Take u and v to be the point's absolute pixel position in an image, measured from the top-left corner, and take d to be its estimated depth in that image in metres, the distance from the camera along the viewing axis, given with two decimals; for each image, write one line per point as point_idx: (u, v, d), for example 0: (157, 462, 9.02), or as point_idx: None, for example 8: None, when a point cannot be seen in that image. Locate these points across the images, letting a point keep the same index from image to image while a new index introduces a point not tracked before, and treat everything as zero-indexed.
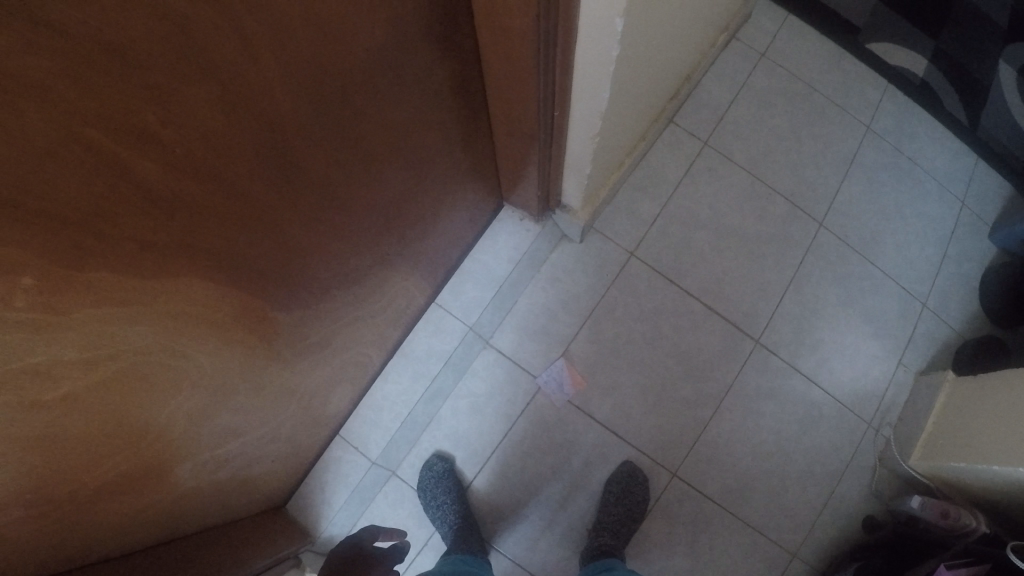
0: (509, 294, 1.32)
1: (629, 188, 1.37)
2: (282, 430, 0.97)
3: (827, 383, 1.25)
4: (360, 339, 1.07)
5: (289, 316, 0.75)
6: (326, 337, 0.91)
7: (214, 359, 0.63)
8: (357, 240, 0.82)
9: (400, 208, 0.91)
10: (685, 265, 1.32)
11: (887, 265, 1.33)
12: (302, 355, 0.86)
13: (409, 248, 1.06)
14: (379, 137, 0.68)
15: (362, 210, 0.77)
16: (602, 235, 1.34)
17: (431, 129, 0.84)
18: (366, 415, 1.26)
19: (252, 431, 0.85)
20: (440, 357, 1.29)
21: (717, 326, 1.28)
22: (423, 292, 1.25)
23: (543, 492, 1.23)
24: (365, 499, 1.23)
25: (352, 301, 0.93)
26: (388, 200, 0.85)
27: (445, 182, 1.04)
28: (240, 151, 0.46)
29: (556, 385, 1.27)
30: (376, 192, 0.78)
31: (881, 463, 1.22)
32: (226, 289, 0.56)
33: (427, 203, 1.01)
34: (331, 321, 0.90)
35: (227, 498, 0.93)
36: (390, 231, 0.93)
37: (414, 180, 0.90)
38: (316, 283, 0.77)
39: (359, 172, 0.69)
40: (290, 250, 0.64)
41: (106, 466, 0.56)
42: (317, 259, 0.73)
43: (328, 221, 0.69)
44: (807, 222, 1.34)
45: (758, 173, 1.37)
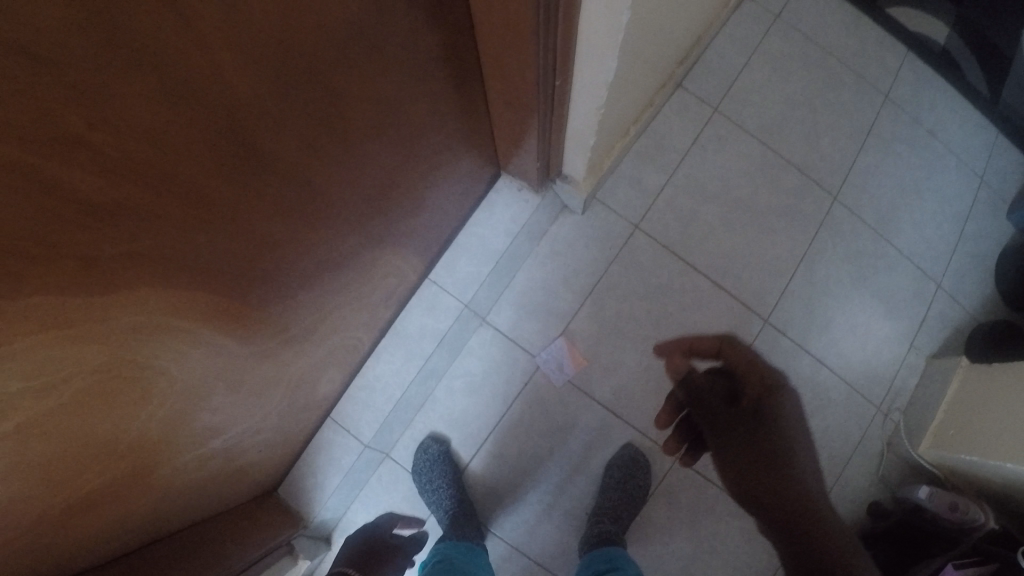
0: (506, 270, 1.27)
1: (634, 157, 1.30)
2: (272, 418, 0.94)
3: (835, 365, 1.17)
4: (351, 320, 1.02)
5: (269, 308, 0.69)
6: (312, 323, 0.86)
7: (184, 365, 0.58)
8: (340, 222, 0.75)
9: (387, 187, 0.85)
10: (691, 238, 1.25)
11: (903, 244, 1.25)
12: (285, 344, 0.81)
13: (399, 226, 0.99)
14: (359, 114, 0.61)
15: (344, 191, 0.71)
16: (605, 206, 1.28)
17: (420, 101, 0.77)
18: (357, 397, 1.22)
19: (239, 422, 0.81)
20: (434, 337, 1.25)
21: (724, 305, 1.21)
22: (415, 269, 1.19)
23: (542, 475, 1.20)
24: (358, 483, 1.20)
25: (339, 284, 0.88)
26: (372, 180, 0.78)
27: (437, 154, 0.96)
28: (195, 143, 0.40)
29: (555, 365, 1.23)
30: (359, 170, 0.72)
31: (888, 449, 1.13)
32: (196, 290, 0.51)
33: (417, 178, 0.95)
34: (317, 306, 0.84)
35: (218, 490, 0.90)
36: (378, 210, 0.87)
37: (402, 156, 0.83)
38: (297, 271, 0.71)
39: (339, 152, 0.63)
40: (264, 241, 0.58)
41: (78, 484, 0.52)
42: (297, 247, 0.67)
43: (306, 207, 0.63)
44: (821, 195, 1.27)
45: (771, 143, 1.30)
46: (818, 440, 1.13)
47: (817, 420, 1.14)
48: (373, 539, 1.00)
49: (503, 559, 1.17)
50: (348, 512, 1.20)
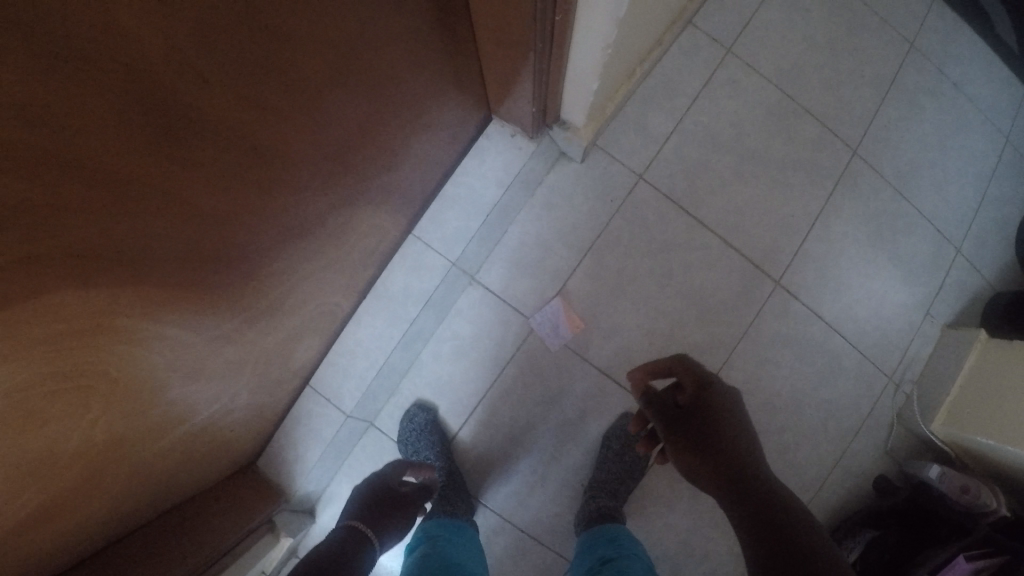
0: (497, 224, 1.17)
1: (639, 102, 1.18)
2: (253, 390, 0.88)
3: (849, 332, 1.11)
4: (328, 285, 0.93)
5: (238, 291, 0.64)
6: (286, 297, 0.79)
7: (132, 364, 0.50)
8: (314, 194, 0.68)
9: (363, 142, 0.74)
10: (700, 193, 1.15)
11: (924, 205, 1.17)
12: (255, 323, 0.73)
13: (381, 189, 0.91)
14: (321, 79, 0.54)
15: (316, 164, 0.64)
16: (607, 154, 1.17)
17: (396, 58, 0.68)
18: (337, 363, 1.15)
19: (210, 404, 0.74)
20: (419, 299, 1.16)
21: (735, 264, 1.13)
22: (398, 225, 1.09)
23: (535, 443, 1.15)
24: (342, 451, 1.16)
25: (317, 257, 0.81)
26: (346, 135, 0.68)
27: (419, 109, 0.87)
28: (121, 130, 0.34)
29: (552, 328, 1.15)
30: (331, 141, 0.65)
31: (898, 420, 1.10)
32: (151, 288, 0.46)
33: (398, 140, 0.87)
34: (292, 281, 0.77)
35: (190, 476, 0.84)
36: (358, 177, 0.79)
37: (380, 119, 0.75)
38: (268, 252, 0.65)
39: (302, 122, 0.56)
40: (226, 227, 0.52)
41: (17, 508, 0.45)
42: (266, 228, 0.61)
43: (271, 185, 0.56)
44: (840, 148, 1.17)
45: (788, 90, 1.19)
46: (821, 409, 1.09)
47: (822, 390, 1.10)
48: (380, 493, 0.92)
49: (494, 531, 1.13)
50: (331, 483, 1.17)
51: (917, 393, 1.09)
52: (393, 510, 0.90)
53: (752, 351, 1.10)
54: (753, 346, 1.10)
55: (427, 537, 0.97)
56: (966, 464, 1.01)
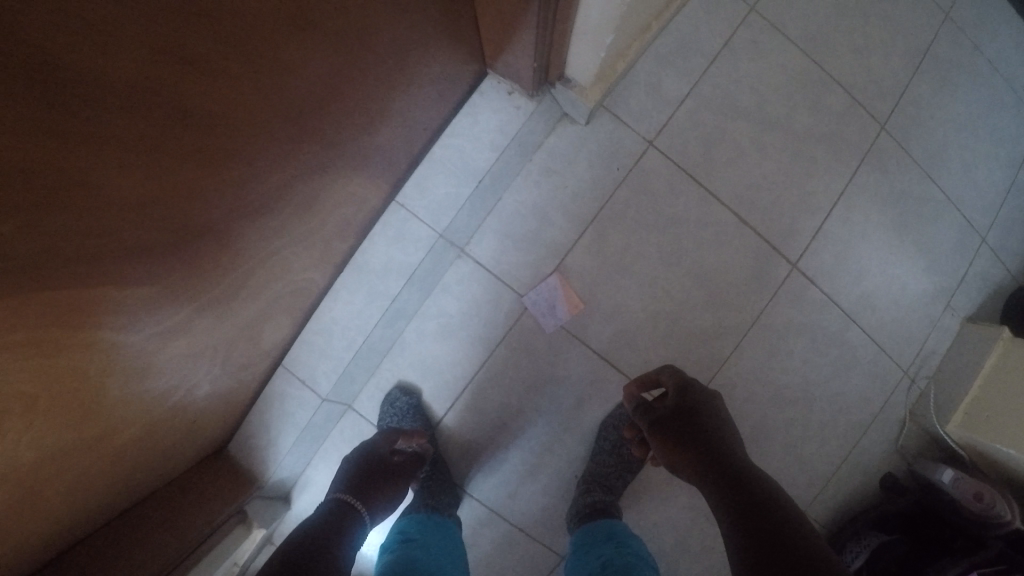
0: (491, 192, 1.05)
1: (652, 60, 1.06)
2: (200, 372, 0.81)
3: (865, 322, 1.04)
4: (291, 262, 0.88)
5: (190, 267, 0.64)
6: (248, 273, 0.78)
7: (63, 354, 0.50)
8: (269, 170, 0.67)
9: (325, 107, 0.70)
10: (715, 163, 1.05)
11: (952, 189, 1.09)
12: (204, 311, 0.73)
13: (360, 168, 0.89)
14: (254, 52, 0.53)
15: (268, 140, 0.63)
16: (614, 116, 1.06)
17: (357, 30, 0.66)
18: (312, 342, 1.08)
19: (146, 394, 0.69)
20: (402, 273, 1.06)
21: (751, 244, 1.04)
22: (376, 192, 0.99)
23: (524, 431, 1.07)
24: (318, 437, 1.11)
25: (285, 232, 0.80)
26: (302, 104, 0.65)
27: (397, 82, 0.82)
28: (24, 132, 0.35)
29: (547, 308, 1.06)
30: (284, 115, 0.64)
31: (910, 417, 1.05)
32: (75, 267, 0.46)
33: (377, 117, 0.84)
34: (253, 257, 0.77)
35: (139, 473, 0.79)
36: (326, 154, 0.77)
37: (348, 96, 0.73)
38: (221, 228, 0.65)
39: (240, 97, 0.55)
40: (160, 205, 0.53)
41: None
42: (214, 204, 0.61)
43: (212, 161, 0.56)
44: (867, 122, 1.08)
45: (814, 55, 1.08)
46: (830, 402, 1.04)
47: (831, 383, 1.04)
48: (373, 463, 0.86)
49: (481, 521, 1.07)
50: (307, 468, 1.13)
51: (931, 388, 1.05)
52: (385, 482, 0.85)
53: (762, 340, 1.03)
54: (763, 334, 1.03)
55: (403, 541, 0.87)
56: (979, 467, 0.98)
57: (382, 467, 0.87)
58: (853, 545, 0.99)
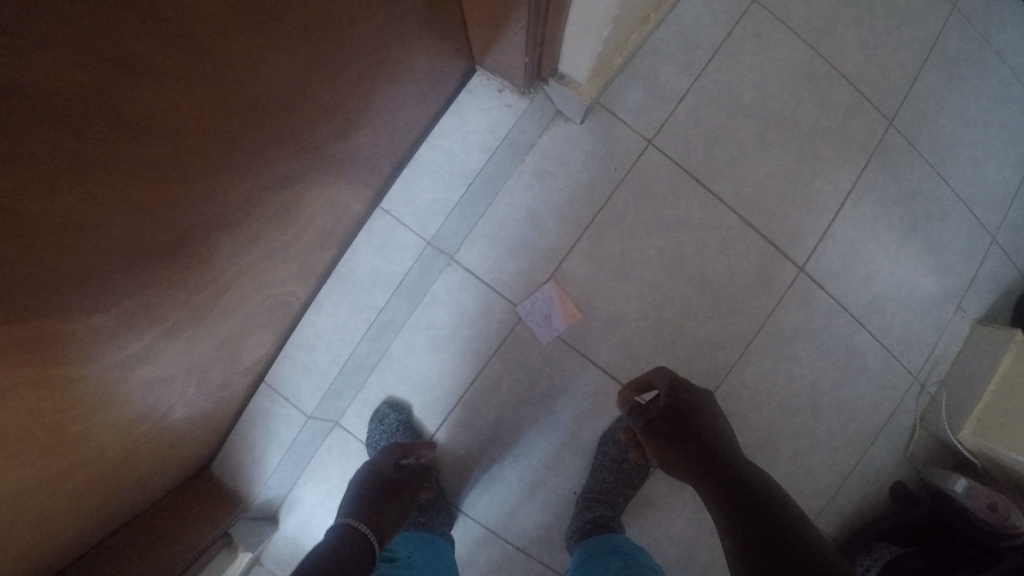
0: (481, 196, 1.00)
1: (650, 56, 1.01)
2: (170, 396, 0.75)
3: (875, 326, 1.00)
4: (266, 278, 0.82)
5: (151, 289, 0.59)
6: (221, 288, 0.72)
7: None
8: (239, 181, 0.62)
9: (296, 112, 0.65)
10: (718, 162, 1.00)
11: (961, 187, 1.05)
12: (172, 333, 0.67)
13: (341, 170, 0.82)
14: (208, 51, 0.46)
15: (231, 145, 0.57)
16: (611, 113, 1.00)
17: (329, 23, 0.59)
18: (295, 357, 1.03)
19: (102, 425, 0.63)
20: (388, 283, 1.00)
21: (756, 246, 0.99)
22: (359, 199, 0.93)
23: (521, 446, 1.02)
24: (305, 455, 1.05)
25: (260, 243, 0.74)
26: (270, 110, 0.60)
27: (378, 77, 0.76)
28: None
29: (543, 318, 1.00)
30: (248, 117, 0.57)
31: (921, 423, 1.02)
32: (9, 306, 0.41)
33: (357, 115, 0.77)
34: (227, 271, 0.71)
35: (100, 505, 0.73)
36: (301, 160, 0.72)
37: (322, 93, 0.67)
38: (186, 243, 0.60)
39: (194, 101, 0.49)
40: (116, 227, 0.48)
41: None
42: (174, 219, 0.55)
43: (168, 173, 0.50)
44: (874, 118, 1.03)
45: (819, 48, 1.04)
46: (838, 410, 1.00)
47: (840, 390, 1.00)
48: (377, 487, 0.82)
49: (476, 541, 1.02)
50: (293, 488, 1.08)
51: (942, 393, 1.01)
52: (390, 503, 0.81)
53: (769, 346, 0.99)
54: (769, 341, 0.99)
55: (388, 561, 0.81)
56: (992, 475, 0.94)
57: (386, 488, 0.83)
58: (865, 556, 0.96)
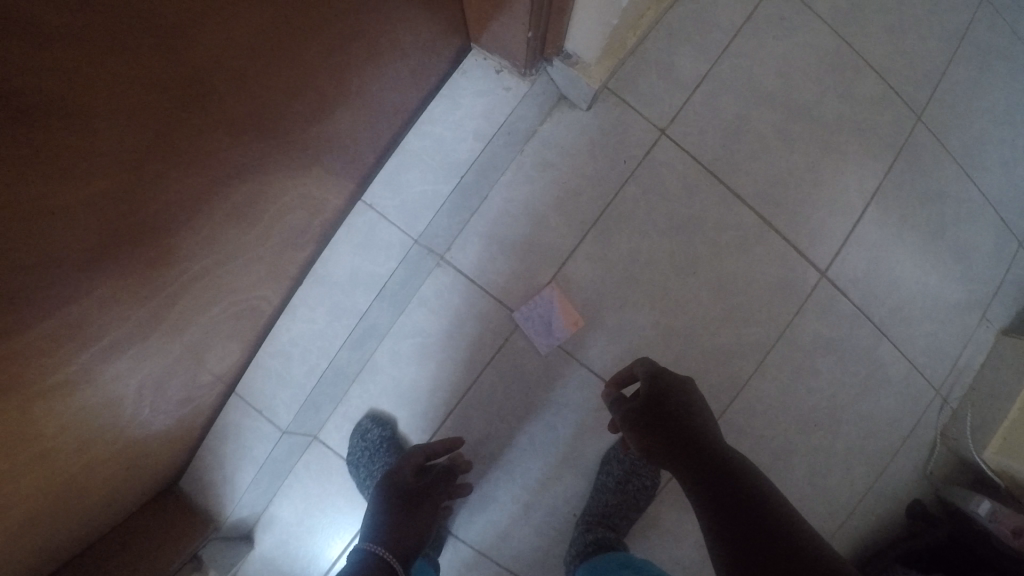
0: (475, 190, 0.89)
1: (663, 38, 0.91)
2: (116, 420, 0.65)
3: (897, 336, 0.94)
4: (232, 281, 0.72)
5: (75, 300, 0.49)
6: (171, 296, 0.62)
7: None
8: (193, 170, 0.54)
9: (254, 87, 0.55)
10: (737, 157, 0.91)
11: (989, 189, 0.98)
12: (106, 354, 0.57)
13: (315, 159, 0.72)
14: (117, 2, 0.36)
15: (167, 124, 0.47)
16: (621, 100, 0.90)
17: None
18: (267, 367, 0.92)
19: (26, 462, 0.53)
20: (370, 285, 0.90)
21: (775, 250, 0.91)
22: (338, 191, 0.82)
23: (516, 465, 0.94)
24: (280, 472, 0.95)
25: (218, 241, 0.64)
26: (221, 86, 0.51)
27: (357, 53, 0.65)
28: None
29: (542, 327, 0.91)
30: (187, 91, 0.47)
31: (942, 440, 0.96)
32: None
33: (332, 96, 0.67)
34: (180, 274, 0.61)
35: (31, 549, 0.62)
36: (264, 145, 0.62)
37: (286, 67, 0.57)
38: (118, 243, 0.50)
39: (106, 69, 0.39)
40: (37, 225, 0.41)
41: None
42: (97, 213, 0.46)
43: (78, 156, 0.41)
44: (902, 112, 0.96)
45: (845, 34, 0.95)
46: (857, 426, 0.93)
47: (860, 405, 0.93)
48: (398, 501, 0.81)
49: (466, 565, 0.94)
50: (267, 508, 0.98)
51: (966, 409, 0.95)
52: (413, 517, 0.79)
53: (787, 358, 0.91)
54: (788, 352, 0.91)
55: None
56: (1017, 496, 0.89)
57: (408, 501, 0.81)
58: None
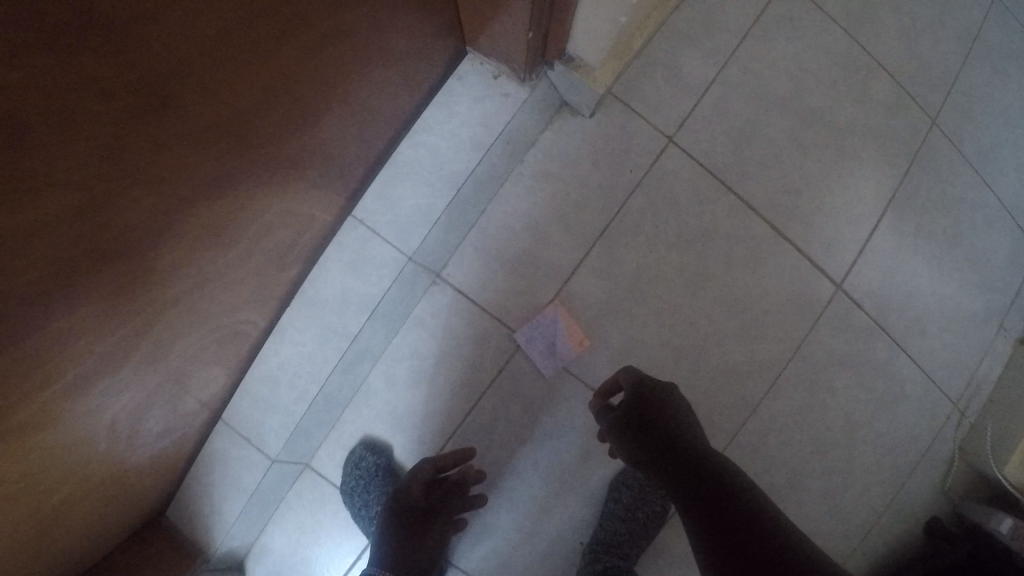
0: (473, 204, 0.84)
1: (669, 40, 0.86)
2: (83, 465, 0.59)
3: (914, 349, 0.90)
4: (211, 307, 0.66)
5: (26, 342, 0.43)
6: (140, 328, 0.56)
7: None
8: (161, 189, 0.49)
9: (226, 98, 0.49)
10: (748, 165, 0.86)
11: (1006, 194, 0.95)
12: (65, 400, 0.51)
13: (298, 172, 0.66)
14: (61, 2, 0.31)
15: (125, 142, 0.42)
16: (626, 106, 0.85)
17: None
18: (254, 393, 0.86)
19: None
20: (362, 306, 0.84)
21: (789, 262, 0.86)
22: (326, 207, 0.77)
23: (519, 492, 0.89)
24: (270, 503, 0.89)
25: (193, 264, 0.58)
26: (190, 97, 0.45)
27: (342, 59, 0.60)
28: None
29: (546, 347, 0.86)
30: (145, 102, 0.42)
31: (960, 455, 0.93)
32: None
33: (315, 107, 0.61)
34: (150, 303, 0.56)
35: None
36: (240, 161, 0.56)
37: (260, 72, 0.51)
38: (73, 273, 0.45)
39: (49, 81, 0.34)
40: None
41: None
42: (49, 240, 0.41)
43: (22, 180, 0.36)
44: (917, 115, 0.92)
45: (858, 34, 0.91)
46: (873, 442, 0.90)
47: (876, 421, 0.90)
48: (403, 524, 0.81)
49: None
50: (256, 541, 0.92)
51: (985, 423, 0.92)
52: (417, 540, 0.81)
53: (802, 374, 0.87)
54: (803, 368, 0.87)
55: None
56: None
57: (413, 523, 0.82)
58: None
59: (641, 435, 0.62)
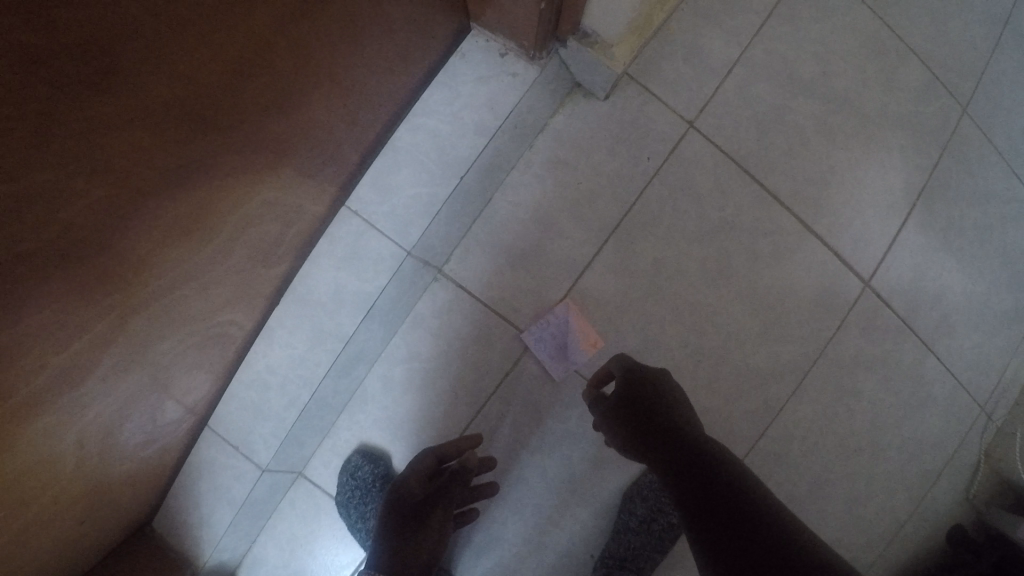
0: (478, 193, 0.78)
1: (688, 17, 0.80)
2: (46, 487, 0.52)
3: (942, 350, 0.85)
4: (191, 307, 0.59)
5: None
6: (107, 333, 0.49)
7: None
8: (120, 178, 0.42)
9: (194, 70, 0.42)
10: (773, 154, 0.80)
11: None
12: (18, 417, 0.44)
13: (282, 156, 0.58)
14: None
15: (70, 122, 0.35)
16: (643, 88, 0.79)
17: None
18: (239, 399, 0.79)
19: None
20: (358, 304, 0.77)
21: (815, 258, 0.81)
22: (317, 197, 0.70)
23: (528, 502, 0.83)
24: (260, 514, 0.83)
25: (164, 261, 0.52)
26: (150, 69, 0.39)
27: (330, 29, 0.53)
28: None
29: (556, 348, 0.80)
30: (88, 74, 0.35)
31: (986, 459, 0.88)
32: None
33: (300, 84, 0.54)
34: (117, 304, 0.49)
35: None
36: (215, 145, 0.49)
37: (226, 37, 0.43)
38: (12, 277, 0.38)
39: None
40: None
41: None
42: None
43: None
44: (947, 102, 0.86)
45: (887, 15, 0.85)
46: (899, 448, 0.85)
47: (902, 425, 0.85)
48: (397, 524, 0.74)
49: None
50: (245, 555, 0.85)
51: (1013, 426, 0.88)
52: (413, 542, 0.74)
53: (827, 377, 0.82)
54: (828, 371, 0.82)
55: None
56: None
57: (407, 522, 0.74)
58: None
59: (644, 433, 0.58)
